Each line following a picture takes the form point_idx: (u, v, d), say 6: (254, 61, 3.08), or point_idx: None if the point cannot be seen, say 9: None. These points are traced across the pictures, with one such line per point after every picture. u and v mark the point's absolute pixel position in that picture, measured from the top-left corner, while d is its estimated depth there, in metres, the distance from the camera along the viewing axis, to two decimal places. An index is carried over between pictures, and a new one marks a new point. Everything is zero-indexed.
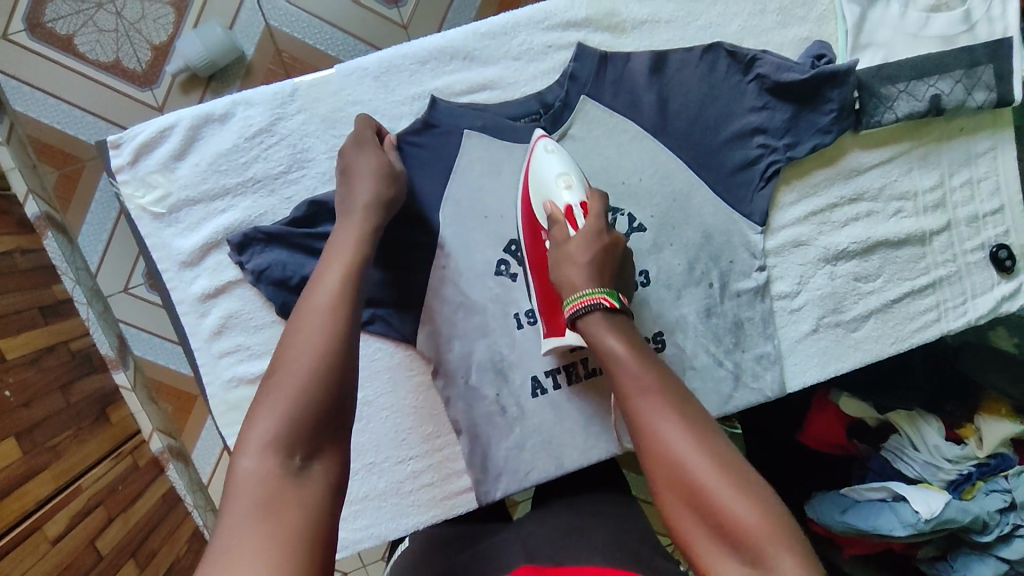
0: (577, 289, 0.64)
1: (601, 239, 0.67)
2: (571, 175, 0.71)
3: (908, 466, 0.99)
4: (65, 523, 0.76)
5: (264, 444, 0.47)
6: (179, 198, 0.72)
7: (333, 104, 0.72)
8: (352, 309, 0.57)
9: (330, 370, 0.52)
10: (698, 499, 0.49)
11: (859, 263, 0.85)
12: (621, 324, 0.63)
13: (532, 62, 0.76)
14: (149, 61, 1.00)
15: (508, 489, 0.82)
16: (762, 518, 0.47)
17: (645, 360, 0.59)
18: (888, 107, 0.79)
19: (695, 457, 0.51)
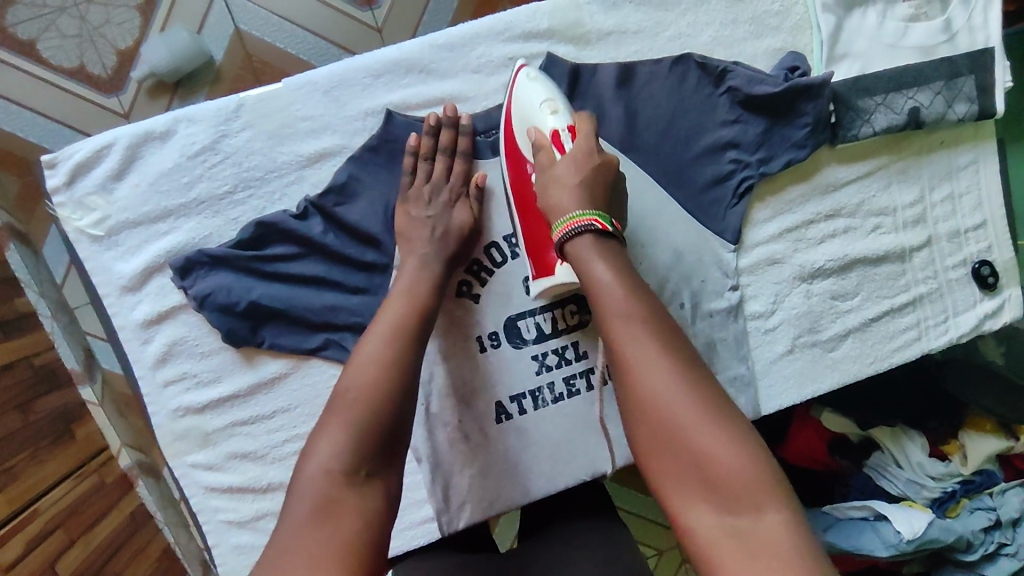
0: (568, 211, 0.62)
1: (590, 162, 0.64)
2: (556, 100, 0.68)
3: (891, 483, 0.99)
4: (19, 549, 0.68)
5: (328, 461, 0.51)
6: (117, 221, 0.68)
7: (280, 121, 0.69)
8: (410, 340, 0.60)
9: (392, 396, 0.56)
10: (683, 441, 0.49)
11: (836, 281, 0.82)
12: (611, 248, 0.60)
13: (492, 75, 0.72)
14: (114, 66, 0.96)
15: (472, 519, 0.78)
16: (749, 467, 0.47)
17: (634, 291, 0.57)
18: (865, 121, 0.76)
19: (683, 399, 0.51)
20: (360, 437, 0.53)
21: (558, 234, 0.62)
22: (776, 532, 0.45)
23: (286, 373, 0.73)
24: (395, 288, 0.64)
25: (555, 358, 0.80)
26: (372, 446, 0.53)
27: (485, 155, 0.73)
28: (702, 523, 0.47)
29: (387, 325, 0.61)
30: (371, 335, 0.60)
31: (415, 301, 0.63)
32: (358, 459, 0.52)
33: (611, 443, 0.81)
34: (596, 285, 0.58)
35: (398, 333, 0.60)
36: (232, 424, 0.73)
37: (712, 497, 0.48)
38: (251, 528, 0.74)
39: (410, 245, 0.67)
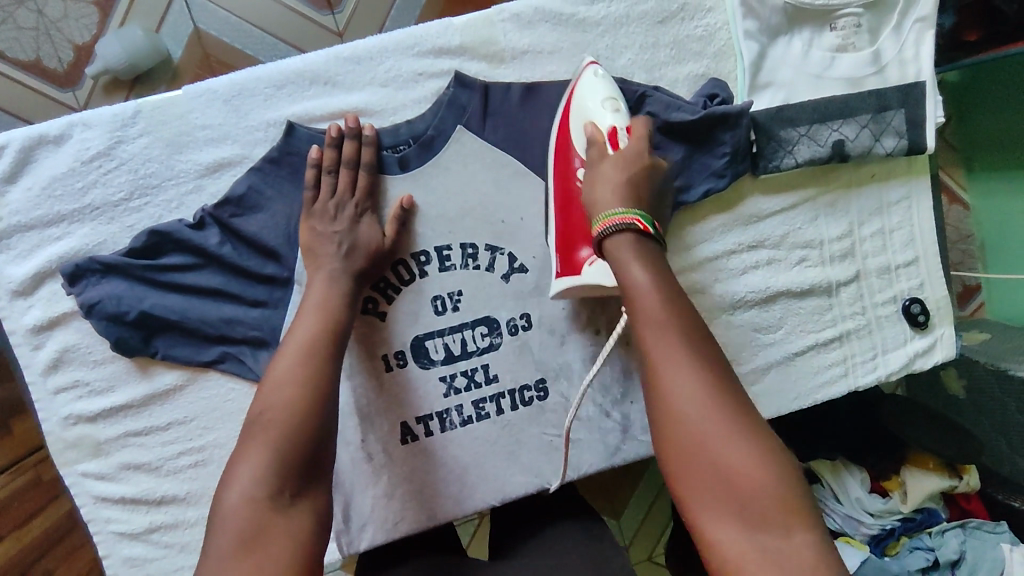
0: (605, 210, 0.57)
1: (637, 163, 0.61)
2: (617, 100, 0.66)
3: (829, 519, 0.98)
4: None
5: (252, 488, 0.48)
6: (10, 224, 0.67)
7: (178, 128, 0.67)
8: (329, 349, 0.59)
9: (313, 413, 0.53)
10: (716, 457, 0.45)
11: (759, 313, 0.80)
12: (648, 251, 0.55)
13: (401, 90, 0.71)
14: (70, 62, 0.95)
15: (372, 541, 0.75)
16: (784, 495, 0.43)
17: (670, 290, 0.52)
18: (787, 151, 0.74)
19: (720, 414, 0.46)
20: (286, 458, 0.50)
21: (597, 227, 0.57)
22: (810, 566, 0.41)
23: (182, 384, 0.71)
24: (304, 310, 0.62)
25: (463, 380, 0.77)
26: (296, 466, 0.50)
27: (392, 170, 0.71)
28: (726, 545, 0.43)
29: (302, 342, 0.58)
30: (290, 354, 0.57)
31: (326, 318, 0.61)
32: (284, 481, 0.49)
33: (521, 468, 0.78)
34: (630, 281, 0.52)
35: (316, 350, 0.58)
36: (125, 434, 0.71)
37: (739, 519, 0.43)
38: (142, 540, 0.72)
39: (317, 263, 0.65)
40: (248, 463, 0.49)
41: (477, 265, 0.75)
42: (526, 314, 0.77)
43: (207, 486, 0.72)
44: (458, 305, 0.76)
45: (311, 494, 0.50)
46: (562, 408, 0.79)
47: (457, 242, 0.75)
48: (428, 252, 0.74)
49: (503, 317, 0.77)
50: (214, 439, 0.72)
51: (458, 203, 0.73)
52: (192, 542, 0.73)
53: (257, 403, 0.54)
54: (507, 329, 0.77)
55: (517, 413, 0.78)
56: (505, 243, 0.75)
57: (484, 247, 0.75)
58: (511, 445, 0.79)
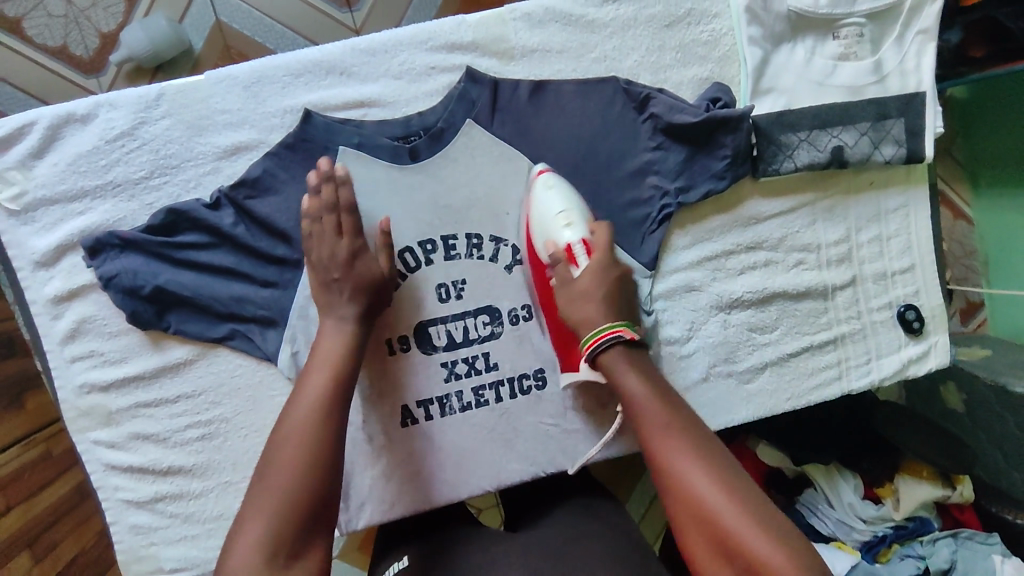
0: (595, 325, 0.64)
1: (611, 274, 0.67)
2: (571, 211, 0.71)
3: (821, 523, 0.99)
4: None
5: (258, 547, 0.51)
6: (36, 197, 0.70)
7: (199, 112, 0.70)
8: (335, 399, 0.61)
9: (317, 476, 0.56)
10: (728, 548, 0.50)
11: (755, 313, 0.82)
12: (643, 363, 0.63)
13: (414, 83, 0.74)
14: (96, 49, 0.98)
15: (370, 520, 0.78)
16: (795, 567, 0.47)
17: (665, 399, 0.60)
18: (787, 156, 0.76)
19: (728, 504, 0.51)
20: (287, 523, 0.53)
21: (586, 347, 0.64)
22: None
23: (192, 358, 0.74)
24: (315, 359, 0.64)
25: (464, 367, 0.79)
26: (297, 528, 0.53)
27: (402, 160, 0.74)
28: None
29: (311, 398, 0.60)
30: (297, 406, 0.60)
31: (333, 369, 0.63)
32: (281, 545, 0.52)
33: (518, 455, 0.80)
34: (629, 394, 0.60)
35: (325, 402, 0.60)
36: (136, 405, 0.74)
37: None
38: (149, 509, 0.75)
39: (328, 307, 0.67)
40: (255, 525, 0.53)
41: (481, 256, 0.78)
42: (526, 305, 0.79)
43: (213, 459, 0.75)
44: (462, 293, 0.78)
45: (309, 555, 0.53)
46: (559, 399, 0.81)
47: (462, 232, 0.77)
48: (434, 240, 0.76)
49: (505, 306, 0.79)
50: (220, 412, 0.74)
51: (465, 195, 0.76)
52: (196, 513, 0.75)
53: (268, 454, 0.58)
54: (509, 319, 0.79)
55: (515, 401, 0.80)
56: (508, 235, 0.77)
57: (489, 237, 0.77)
58: (508, 433, 0.81)
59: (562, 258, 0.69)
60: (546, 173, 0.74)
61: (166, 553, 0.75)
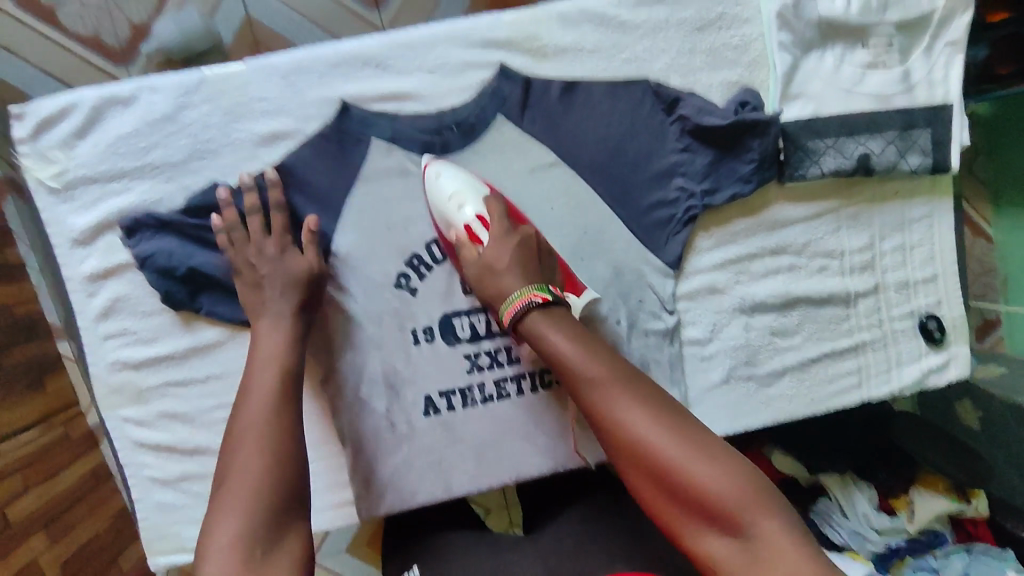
0: (506, 296, 0.66)
1: (510, 242, 0.69)
2: (462, 193, 0.72)
3: (834, 533, 0.98)
4: None
5: (235, 537, 0.49)
6: (76, 176, 0.71)
7: (238, 99, 0.72)
8: (286, 396, 0.61)
9: (285, 463, 0.55)
10: (669, 481, 0.52)
11: (777, 317, 0.83)
12: (560, 317, 0.64)
13: (448, 78, 0.74)
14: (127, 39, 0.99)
15: (390, 508, 0.80)
16: (737, 485, 0.50)
17: (595, 351, 0.61)
18: (814, 161, 0.77)
19: (666, 439, 0.54)
20: (263, 512, 0.51)
21: (508, 315, 0.65)
22: (780, 546, 0.48)
23: (222, 340, 0.75)
24: (257, 359, 0.64)
25: (487, 358, 0.81)
26: (272, 515, 0.52)
27: (434, 154, 0.75)
28: (716, 554, 0.50)
29: (264, 393, 0.61)
30: (248, 401, 0.60)
31: (279, 365, 0.64)
32: (256, 538, 0.50)
33: (537, 449, 0.82)
34: (558, 352, 0.61)
35: (276, 394, 0.61)
36: (165, 384, 0.75)
37: (716, 526, 0.50)
38: (175, 488, 0.77)
39: (265, 310, 0.68)
40: (227, 516, 0.51)
41: None
42: None
43: None
44: None
45: (286, 543, 0.51)
46: None
47: None
48: None
49: None
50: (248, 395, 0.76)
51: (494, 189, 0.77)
52: None
53: (230, 444, 0.57)
54: None
55: (536, 394, 0.82)
56: None
57: None
58: (528, 427, 0.82)
59: (465, 239, 0.71)
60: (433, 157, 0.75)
61: (189, 532, 0.77)
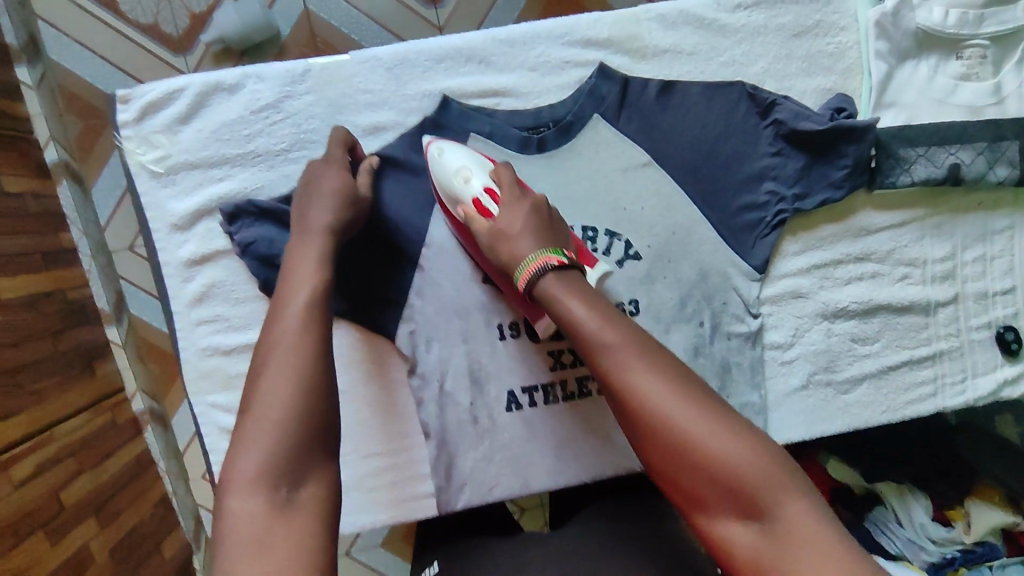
0: (522, 260, 0.62)
1: (524, 206, 0.65)
2: (469, 167, 0.69)
3: (890, 542, 1.00)
4: (35, 470, 0.82)
5: (257, 474, 0.47)
6: (178, 161, 0.72)
7: (342, 90, 0.72)
8: (320, 319, 0.58)
9: (316, 391, 0.52)
10: (690, 461, 0.49)
11: (859, 324, 0.83)
12: (574, 281, 0.60)
13: (547, 75, 0.76)
14: (185, 29, 1.07)
15: (468, 502, 0.80)
16: (763, 467, 0.48)
17: (609, 315, 0.57)
18: (905, 169, 0.77)
19: (687, 416, 0.50)
20: (293, 447, 0.49)
21: (522, 281, 0.61)
22: (810, 534, 0.46)
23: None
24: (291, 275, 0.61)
25: (570, 357, 0.81)
26: (300, 451, 0.49)
27: (530, 150, 0.75)
28: (732, 538, 0.48)
29: (296, 313, 0.57)
30: (273, 324, 0.57)
31: (313, 284, 0.60)
32: (281, 475, 0.48)
33: (616, 449, 0.82)
34: (570, 318, 0.57)
35: (308, 315, 0.57)
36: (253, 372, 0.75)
37: (735, 509, 0.48)
38: None
39: (306, 225, 0.65)
40: (252, 447, 0.49)
41: (595, 248, 0.78)
42: (634, 300, 0.79)
43: None
44: None
45: (313, 481, 0.49)
46: None
47: (579, 224, 0.78)
48: None
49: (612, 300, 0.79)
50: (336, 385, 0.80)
51: (587, 187, 0.77)
52: None
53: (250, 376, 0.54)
54: None
55: None
56: (622, 229, 0.78)
57: (604, 231, 0.78)
58: (607, 426, 0.82)
59: (475, 212, 0.68)
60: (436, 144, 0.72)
61: None
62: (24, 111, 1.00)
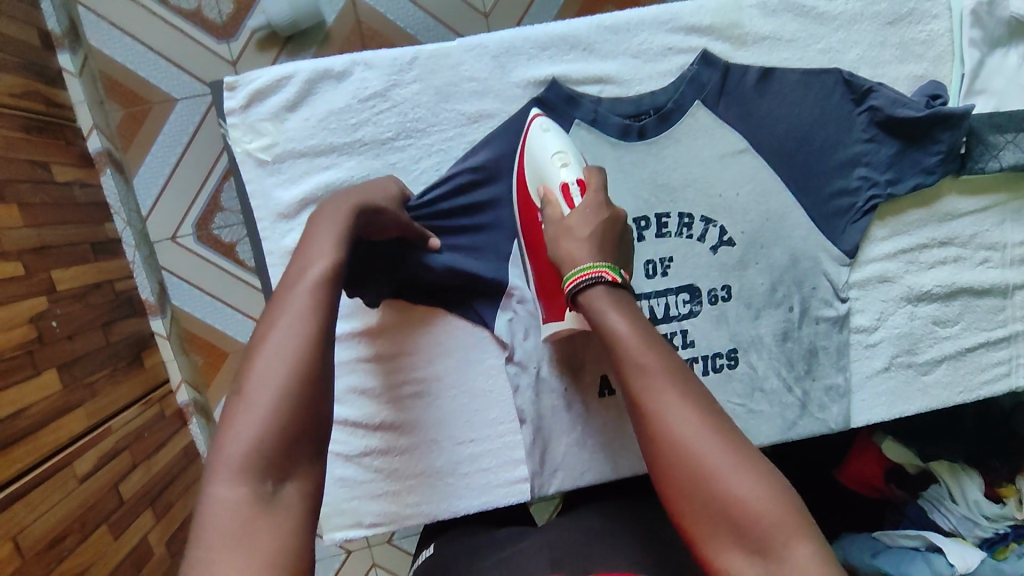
0: (580, 262, 0.63)
1: (602, 215, 0.66)
2: (567, 153, 0.71)
3: (944, 519, 1.02)
4: (93, 462, 0.91)
5: (242, 462, 0.45)
6: (284, 149, 0.72)
7: (448, 78, 0.74)
8: (331, 301, 0.56)
9: (314, 377, 0.50)
10: (700, 489, 0.47)
11: (940, 307, 0.85)
12: (622, 300, 0.61)
13: (649, 62, 0.77)
14: (230, 14, 1.05)
15: (562, 487, 0.81)
16: (775, 504, 0.45)
17: (647, 342, 0.55)
18: (993, 155, 0.79)
19: (703, 443, 0.48)
20: (283, 434, 0.47)
21: (570, 286, 0.63)
22: None
23: (394, 323, 0.79)
24: (304, 255, 0.59)
25: (663, 342, 0.80)
26: (289, 439, 0.47)
27: (631, 138, 0.77)
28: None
29: (304, 291, 0.55)
30: (279, 306, 0.55)
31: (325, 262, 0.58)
32: (269, 466, 0.45)
33: None
34: (612, 331, 0.57)
35: (318, 290, 0.55)
36: (353, 359, 0.78)
37: (738, 545, 0.45)
38: (357, 463, 0.79)
39: (327, 210, 0.65)
40: (239, 431, 0.46)
41: (690, 235, 0.80)
42: (726, 285, 0.81)
43: (421, 416, 0.79)
44: (668, 270, 0.80)
45: (298, 475, 0.47)
46: (749, 379, 0.82)
47: (675, 211, 0.79)
48: (648, 218, 0.79)
49: (705, 286, 0.80)
50: (428, 372, 0.80)
51: (683, 174, 0.78)
52: (405, 466, 0.80)
53: (249, 347, 0.52)
54: (708, 298, 0.81)
55: (708, 379, 0.82)
56: (717, 216, 0.79)
57: (700, 217, 0.79)
58: None
59: (556, 197, 0.69)
60: (542, 118, 0.74)
61: (366, 507, 0.79)
62: (66, 99, 1.04)
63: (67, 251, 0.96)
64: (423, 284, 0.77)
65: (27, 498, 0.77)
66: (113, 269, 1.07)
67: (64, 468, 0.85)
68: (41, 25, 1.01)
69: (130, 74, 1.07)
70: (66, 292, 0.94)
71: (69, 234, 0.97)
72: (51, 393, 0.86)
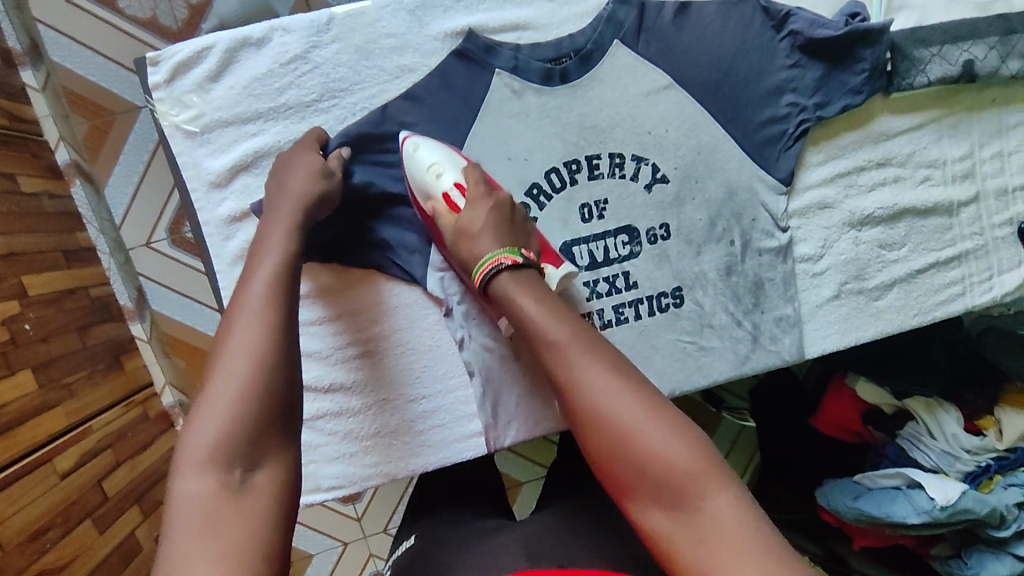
0: (479, 260, 0.64)
1: (490, 205, 0.68)
2: (440, 163, 0.72)
3: (923, 455, 0.98)
4: (75, 460, 0.91)
5: (210, 453, 0.47)
6: (212, 119, 0.74)
7: (367, 35, 0.76)
8: (289, 296, 0.59)
9: (276, 369, 0.52)
10: (620, 447, 0.48)
11: (885, 230, 0.85)
12: (528, 279, 0.62)
13: (564, 6, 0.79)
14: (185, 19, 1.08)
15: (517, 437, 0.82)
16: (693, 458, 0.47)
17: (558, 311, 0.57)
18: (920, 70, 0.81)
19: (619, 401, 0.50)
20: (252, 420, 0.49)
21: (479, 278, 0.64)
22: (733, 523, 0.44)
23: (334, 285, 0.79)
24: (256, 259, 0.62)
25: (606, 286, 0.80)
26: (256, 428, 0.49)
27: (553, 83, 0.78)
28: (657, 526, 0.47)
29: (258, 295, 0.58)
30: (239, 303, 0.58)
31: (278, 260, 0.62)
32: (235, 456, 0.47)
33: (654, 373, 0.81)
34: (521, 312, 0.58)
35: (280, 288, 0.59)
36: (303, 323, 0.79)
37: (660, 499, 0.47)
38: (312, 428, 0.79)
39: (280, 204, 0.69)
40: (206, 423, 0.48)
41: (623, 175, 0.80)
42: (664, 224, 0.81)
43: (370, 375, 0.80)
44: (604, 213, 0.80)
45: (268, 462, 0.49)
46: (696, 316, 0.82)
47: (605, 152, 0.80)
48: (579, 161, 0.79)
49: (643, 226, 0.81)
50: (372, 332, 0.80)
51: (608, 113, 0.79)
52: (360, 428, 0.80)
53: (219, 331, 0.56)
54: (647, 238, 0.81)
55: (655, 319, 0.81)
56: (649, 154, 0.80)
57: (631, 157, 0.80)
58: (647, 350, 0.81)
59: (444, 207, 0.71)
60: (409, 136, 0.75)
61: (325, 471, 0.79)
62: (31, 114, 1.04)
63: (38, 257, 0.95)
64: (353, 242, 0.78)
65: (5, 492, 0.76)
66: (86, 275, 1.06)
67: (43, 464, 0.84)
68: (3, 43, 1.02)
69: (91, 86, 1.08)
70: (37, 296, 0.91)
71: (39, 236, 0.96)
72: (28, 392, 0.84)
